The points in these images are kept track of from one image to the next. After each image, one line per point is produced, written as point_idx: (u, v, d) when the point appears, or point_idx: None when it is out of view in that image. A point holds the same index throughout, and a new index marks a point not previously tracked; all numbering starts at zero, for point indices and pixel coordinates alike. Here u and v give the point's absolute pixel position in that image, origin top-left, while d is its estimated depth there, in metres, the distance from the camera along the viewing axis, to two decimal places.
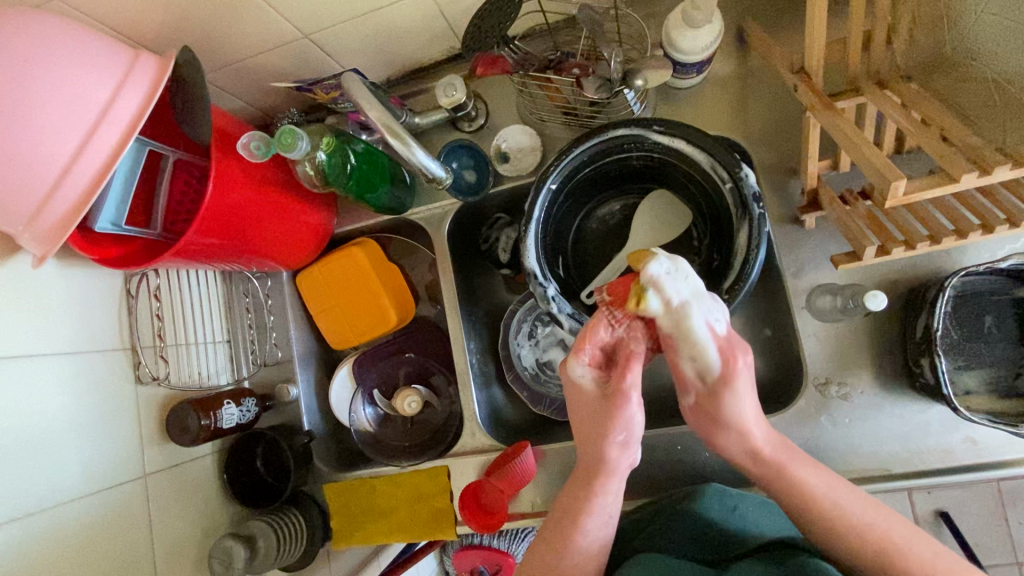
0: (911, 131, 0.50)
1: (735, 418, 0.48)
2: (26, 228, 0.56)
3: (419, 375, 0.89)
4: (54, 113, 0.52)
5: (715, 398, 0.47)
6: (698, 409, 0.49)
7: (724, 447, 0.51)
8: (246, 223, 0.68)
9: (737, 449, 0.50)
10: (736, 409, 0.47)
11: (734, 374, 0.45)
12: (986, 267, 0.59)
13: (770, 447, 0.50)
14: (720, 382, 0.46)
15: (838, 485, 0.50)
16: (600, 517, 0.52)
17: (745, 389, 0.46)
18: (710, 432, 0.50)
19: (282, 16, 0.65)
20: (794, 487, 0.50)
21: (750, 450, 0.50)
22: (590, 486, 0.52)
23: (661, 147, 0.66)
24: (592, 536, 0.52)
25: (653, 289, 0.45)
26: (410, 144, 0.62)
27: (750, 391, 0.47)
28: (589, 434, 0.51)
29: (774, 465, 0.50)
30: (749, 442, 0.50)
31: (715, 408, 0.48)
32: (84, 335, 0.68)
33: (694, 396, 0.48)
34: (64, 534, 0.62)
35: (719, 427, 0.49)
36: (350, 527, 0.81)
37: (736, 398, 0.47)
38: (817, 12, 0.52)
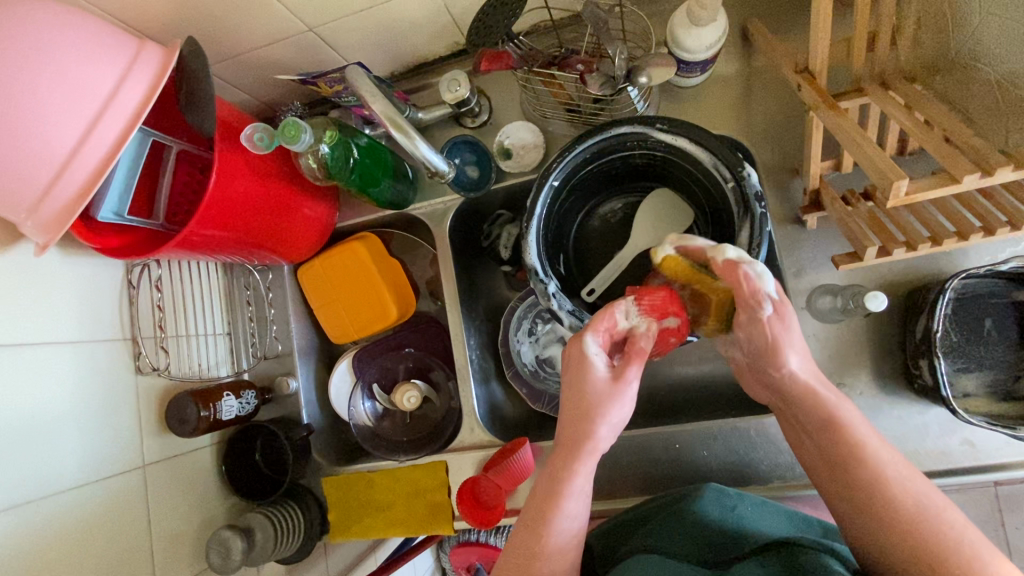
0: (914, 132, 0.50)
1: (773, 340, 0.51)
2: (28, 216, 0.56)
3: (419, 369, 0.89)
4: (59, 101, 0.53)
5: (755, 316, 0.51)
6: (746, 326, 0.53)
7: (777, 373, 0.51)
8: (250, 215, 0.68)
9: (783, 378, 0.51)
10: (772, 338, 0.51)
11: (781, 310, 0.51)
12: (986, 269, 0.59)
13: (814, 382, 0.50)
14: (751, 318, 0.52)
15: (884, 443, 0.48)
16: (574, 505, 0.51)
17: (785, 319, 0.51)
18: (759, 347, 0.51)
19: (287, 9, 0.66)
20: (835, 429, 0.49)
21: (790, 377, 0.51)
22: (568, 463, 0.51)
23: (664, 145, 0.66)
24: (571, 520, 0.51)
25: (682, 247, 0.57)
26: (414, 138, 0.63)
27: (789, 326, 0.51)
28: (581, 411, 0.52)
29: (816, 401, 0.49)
30: (789, 369, 0.51)
31: (758, 332, 0.51)
32: (85, 324, 0.68)
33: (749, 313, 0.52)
34: (63, 522, 0.62)
35: (758, 349, 0.51)
36: (348, 521, 0.81)
37: (775, 324, 0.51)
38: (822, 11, 0.52)
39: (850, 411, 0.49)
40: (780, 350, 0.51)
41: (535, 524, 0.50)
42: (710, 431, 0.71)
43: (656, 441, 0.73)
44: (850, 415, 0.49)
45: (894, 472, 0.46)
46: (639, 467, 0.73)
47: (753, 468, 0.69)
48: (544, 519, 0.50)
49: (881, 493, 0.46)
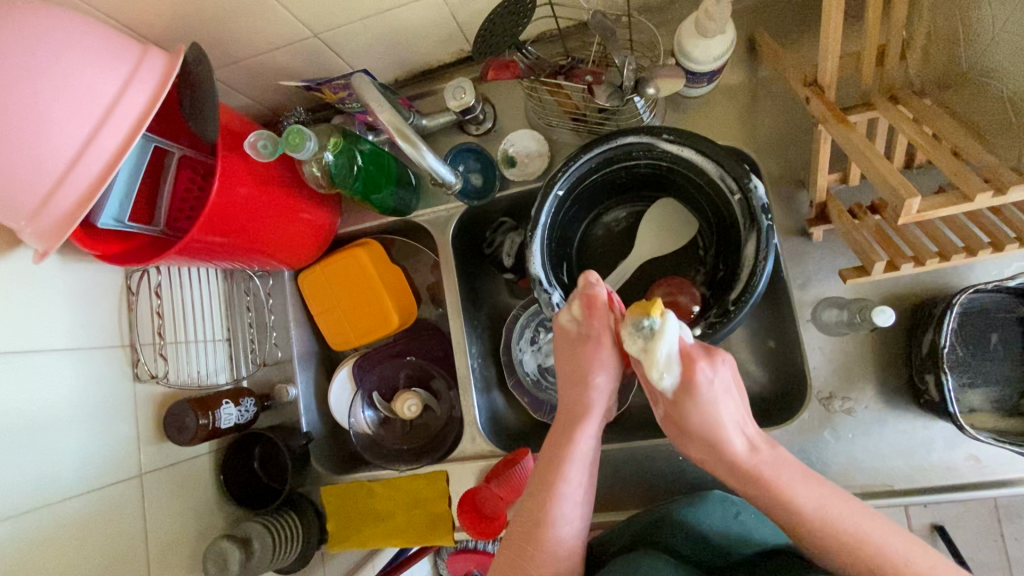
0: (925, 147, 0.50)
1: (704, 426, 0.50)
2: (28, 222, 0.55)
3: (419, 378, 0.87)
4: (62, 107, 0.52)
5: (680, 404, 0.49)
6: (668, 421, 0.53)
7: (706, 460, 0.53)
8: (251, 222, 0.67)
9: (719, 464, 0.51)
10: (702, 418, 0.49)
11: (695, 386, 0.48)
12: (994, 285, 0.59)
13: (751, 457, 0.50)
14: (683, 390, 0.49)
15: (833, 496, 0.50)
16: (570, 498, 0.54)
17: (718, 396, 0.49)
18: (680, 440, 0.54)
19: (292, 15, 0.65)
20: (775, 492, 0.50)
21: (729, 461, 0.51)
22: (569, 430, 0.56)
23: (670, 156, 0.66)
24: (577, 486, 0.55)
25: (650, 342, 0.48)
26: (419, 147, 0.62)
27: (727, 395, 0.50)
28: (575, 378, 0.56)
29: (751, 474, 0.50)
30: (725, 451, 0.50)
31: (682, 420, 0.51)
32: (84, 331, 0.68)
33: (663, 406, 0.52)
34: (61, 532, 0.61)
35: (687, 436, 0.52)
36: (347, 530, 0.80)
37: (710, 406, 0.49)
38: (833, 25, 0.51)
39: (789, 472, 0.50)
40: (704, 440, 0.51)
41: (542, 503, 0.54)
42: None
43: (659, 453, 0.72)
44: (789, 482, 0.49)
45: (849, 519, 0.49)
46: (642, 478, 0.73)
47: None
48: (547, 500, 0.54)
49: (844, 549, 0.48)
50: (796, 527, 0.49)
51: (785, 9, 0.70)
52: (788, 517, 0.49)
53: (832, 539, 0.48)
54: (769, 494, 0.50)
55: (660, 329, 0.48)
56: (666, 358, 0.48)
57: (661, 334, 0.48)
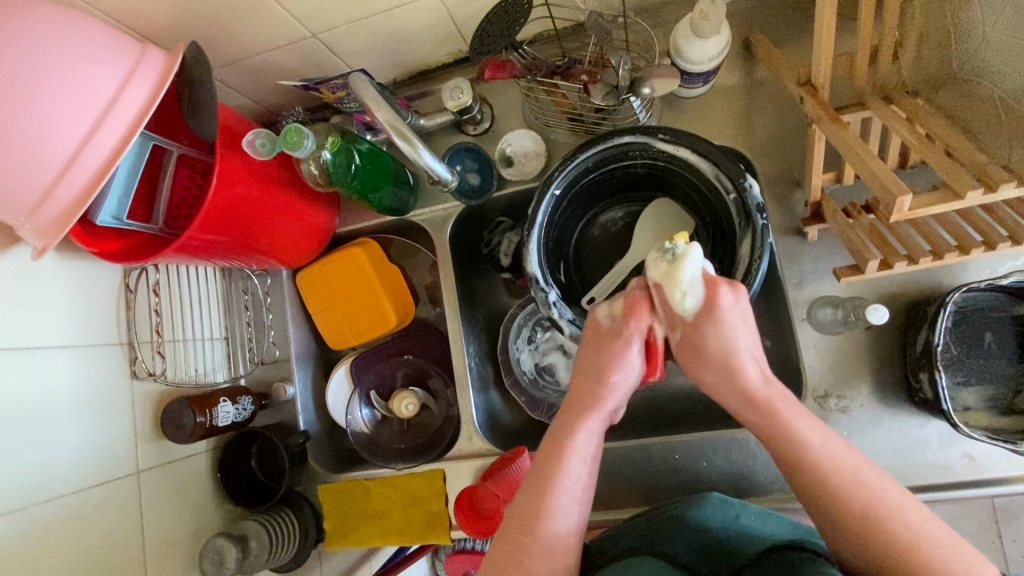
0: (918, 146, 0.50)
1: (722, 350, 0.49)
2: (26, 219, 0.55)
3: (417, 377, 0.88)
4: (61, 105, 0.52)
5: (700, 324, 0.49)
6: (683, 345, 0.52)
7: (719, 392, 0.52)
8: (249, 221, 0.68)
9: (729, 392, 0.51)
10: (721, 340, 0.49)
11: (717, 309, 0.49)
12: (987, 283, 0.59)
13: (761, 386, 0.50)
14: (704, 313, 0.49)
15: (835, 440, 0.49)
16: (568, 498, 0.52)
17: (733, 321, 0.49)
18: (693, 367, 0.52)
19: (291, 15, 0.66)
20: (786, 429, 0.49)
21: (740, 391, 0.50)
22: (572, 423, 0.53)
23: (665, 156, 0.66)
24: (575, 479, 0.52)
25: (672, 272, 0.48)
26: (417, 146, 0.62)
27: (741, 325, 0.50)
28: (588, 368, 0.53)
29: (766, 409, 0.49)
30: (741, 379, 0.50)
31: (699, 339, 0.50)
32: (82, 328, 0.68)
33: (680, 332, 0.51)
34: (57, 528, 0.61)
35: (703, 360, 0.51)
36: (343, 529, 0.80)
37: (727, 330, 0.49)
38: (826, 25, 0.52)
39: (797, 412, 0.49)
40: (720, 364, 0.50)
41: (540, 492, 0.52)
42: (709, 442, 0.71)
43: (655, 452, 0.73)
44: (796, 418, 0.49)
45: (851, 467, 0.47)
46: (638, 477, 0.73)
47: (753, 480, 0.69)
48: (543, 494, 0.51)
49: (841, 493, 0.47)
50: (801, 458, 0.48)
51: (780, 10, 0.71)
52: (796, 451, 0.48)
53: (823, 472, 0.47)
54: (778, 428, 0.49)
55: (684, 251, 0.48)
56: (694, 272, 0.48)
57: (685, 256, 0.47)
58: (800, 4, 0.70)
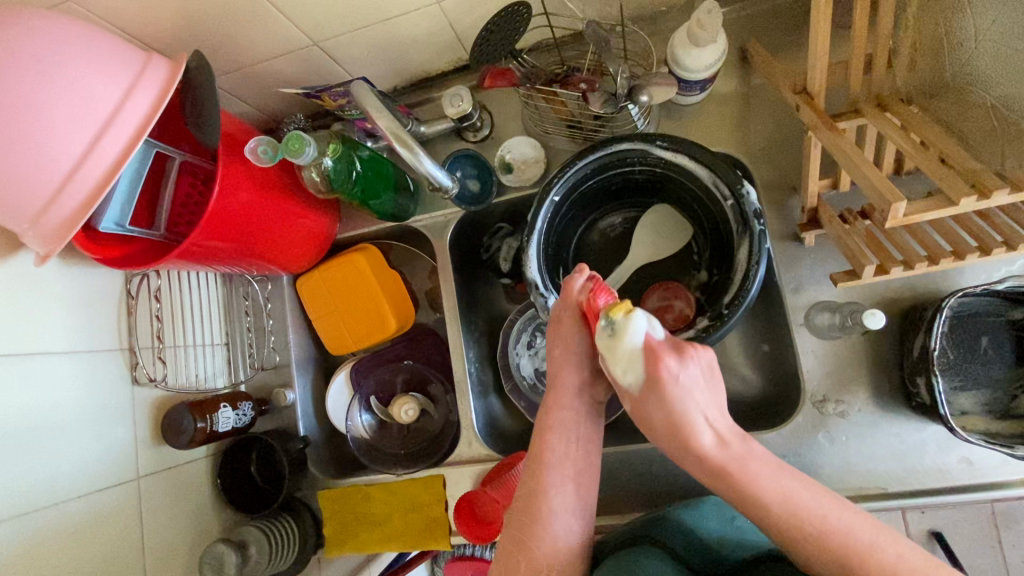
0: (911, 153, 0.51)
1: (676, 415, 0.50)
2: (30, 226, 0.56)
3: (416, 383, 0.88)
4: (66, 113, 0.53)
5: (647, 398, 0.51)
6: (636, 416, 0.54)
7: (680, 457, 0.52)
8: (250, 227, 0.68)
9: (700, 470, 0.51)
10: (664, 410, 0.50)
11: (660, 380, 0.50)
12: (983, 288, 0.59)
13: (722, 452, 0.50)
14: (647, 384, 0.51)
15: (798, 487, 0.48)
16: (558, 477, 0.55)
17: (685, 392, 0.50)
18: (647, 428, 0.53)
19: (293, 23, 0.66)
20: (745, 486, 0.49)
21: (702, 460, 0.50)
22: (548, 402, 0.58)
23: (664, 162, 0.67)
24: (560, 455, 0.56)
25: (616, 334, 0.51)
26: (418, 153, 0.63)
27: (700, 388, 0.50)
28: (567, 352, 0.57)
29: (719, 469, 0.50)
30: (696, 448, 0.50)
31: (645, 411, 0.52)
32: (83, 334, 0.68)
33: (631, 401, 0.53)
34: (58, 534, 0.61)
35: (653, 432, 0.53)
36: (344, 534, 0.81)
37: (681, 394, 0.50)
38: (821, 34, 0.53)
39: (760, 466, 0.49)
40: (672, 435, 0.51)
41: (534, 472, 0.56)
42: None
43: (654, 457, 0.73)
44: (756, 476, 0.49)
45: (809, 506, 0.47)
46: (638, 482, 0.73)
47: None
48: (536, 480, 0.55)
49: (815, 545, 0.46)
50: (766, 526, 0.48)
51: (775, 18, 0.71)
52: (762, 516, 0.48)
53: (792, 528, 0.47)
54: (733, 491, 0.50)
55: (620, 325, 0.50)
56: (633, 341, 0.50)
57: (624, 329, 0.50)
58: (794, 13, 0.71)
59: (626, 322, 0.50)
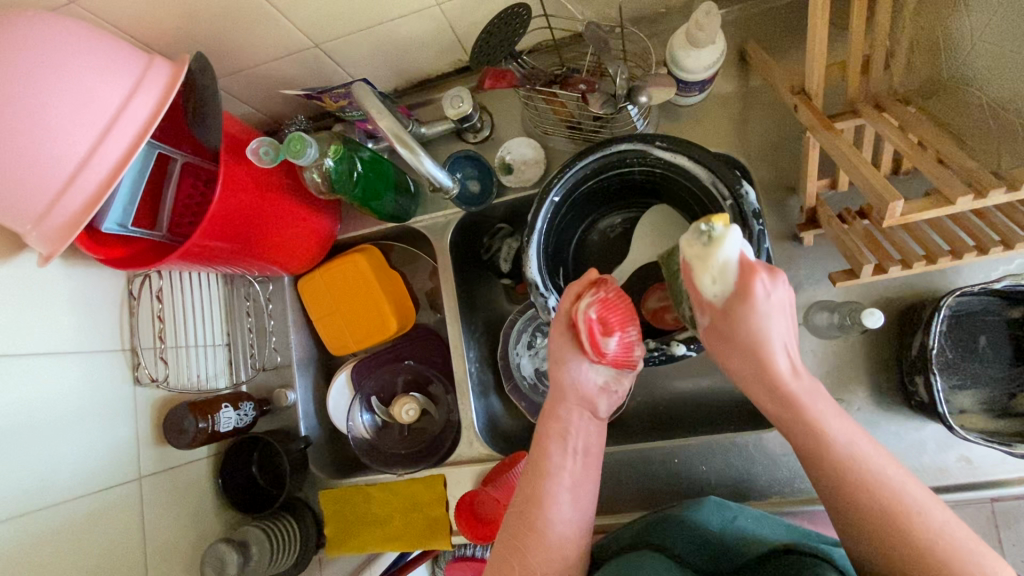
0: (909, 153, 0.51)
1: (754, 338, 0.48)
2: (33, 226, 0.56)
3: (416, 383, 0.88)
4: (69, 115, 0.53)
5: (732, 310, 0.47)
6: (711, 329, 0.51)
7: (743, 377, 0.52)
8: (252, 227, 0.68)
9: (762, 394, 0.51)
10: (748, 331, 0.48)
11: (753, 297, 0.46)
12: (980, 287, 0.60)
13: (796, 382, 0.49)
14: (736, 296, 0.47)
15: (862, 437, 0.49)
16: (555, 486, 0.56)
17: (770, 311, 0.47)
18: (721, 352, 0.52)
19: (294, 25, 0.67)
20: (807, 418, 0.49)
21: (767, 383, 0.50)
22: (551, 414, 0.58)
23: (663, 163, 0.67)
24: (561, 470, 0.56)
25: (710, 250, 0.46)
26: (418, 153, 0.63)
27: (783, 314, 0.48)
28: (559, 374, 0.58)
29: (789, 398, 0.50)
30: (770, 369, 0.49)
31: (734, 323, 0.48)
32: (85, 335, 0.68)
33: (708, 314, 0.50)
34: (60, 533, 0.62)
35: (731, 348, 0.50)
36: (344, 535, 0.81)
37: (763, 319, 0.47)
38: (818, 35, 0.53)
39: (836, 416, 0.50)
40: (748, 354, 0.49)
41: (533, 482, 0.56)
42: (708, 445, 0.71)
43: (654, 456, 0.73)
44: (822, 414, 0.49)
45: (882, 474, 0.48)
46: (638, 482, 0.74)
47: (752, 483, 0.70)
48: (535, 491, 0.55)
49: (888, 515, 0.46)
50: (822, 468, 0.49)
51: (773, 19, 0.72)
52: (820, 450, 0.49)
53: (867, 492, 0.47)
54: (800, 421, 0.50)
55: (722, 233, 0.46)
56: (730, 257, 0.46)
57: (722, 238, 0.45)
58: (793, 15, 0.71)
59: (723, 242, 0.46)
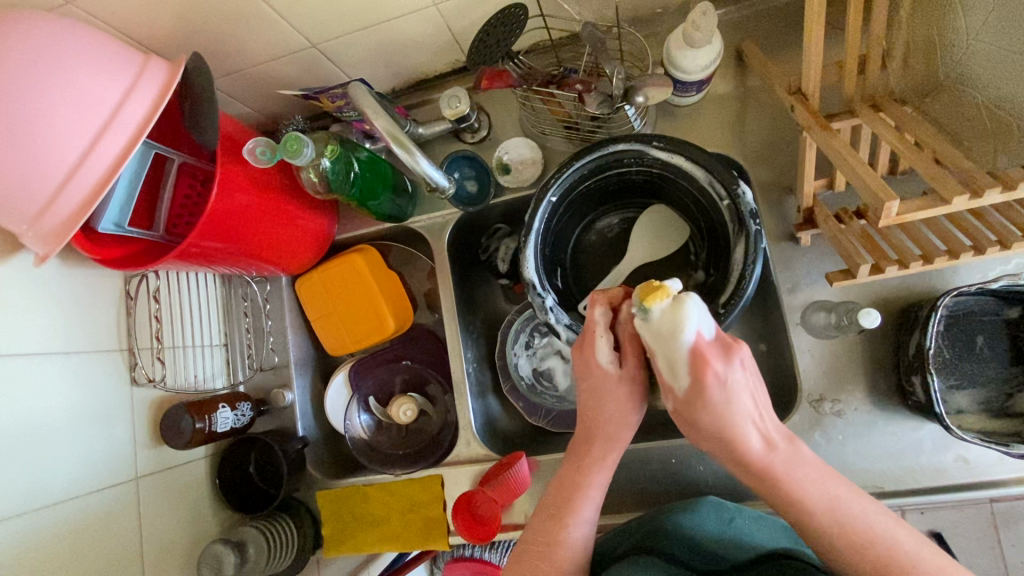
0: (905, 153, 0.51)
1: (719, 423, 0.48)
2: (30, 226, 0.56)
3: (414, 383, 0.89)
4: (65, 115, 0.53)
5: (693, 399, 0.47)
6: (678, 413, 0.51)
7: (721, 457, 0.51)
8: (249, 227, 0.68)
9: (737, 465, 0.50)
10: (713, 417, 0.47)
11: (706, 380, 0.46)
12: (977, 287, 0.59)
13: (769, 457, 0.48)
14: (693, 385, 0.47)
15: (847, 496, 0.48)
16: (583, 522, 0.56)
17: (731, 396, 0.46)
18: (691, 433, 0.52)
19: (291, 25, 0.67)
20: (792, 493, 0.48)
21: (746, 463, 0.49)
22: (585, 456, 0.57)
23: (660, 163, 0.67)
24: (588, 511, 0.56)
25: (671, 336, 0.46)
26: (415, 153, 0.63)
27: (743, 388, 0.47)
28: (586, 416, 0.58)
29: (772, 478, 0.49)
30: (742, 450, 0.48)
31: (693, 413, 0.48)
32: (82, 335, 0.68)
33: (683, 393, 0.48)
34: (56, 534, 0.62)
35: (696, 429, 0.50)
36: (342, 535, 0.81)
37: (725, 400, 0.47)
38: (814, 35, 0.53)
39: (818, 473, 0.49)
40: (717, 437, 0.49)
41: (557, 522, 0.56)
42: (706, 445, 0.71)
43: (651, 456, 0.73)
44: (803, 482, 0.48)
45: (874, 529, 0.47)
46: (636, 482, 0.73)
47: (749, 484, 0.70)
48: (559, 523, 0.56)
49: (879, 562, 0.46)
50: (806, 525, 0.48)
51: (770, 19, 0.72)
52: (803, 515, 0.48)
53: (854, 544, 0.47)
54: (780, 493, 0.49)
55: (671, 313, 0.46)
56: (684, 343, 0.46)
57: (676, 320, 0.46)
58: (789, 15, 0.71)
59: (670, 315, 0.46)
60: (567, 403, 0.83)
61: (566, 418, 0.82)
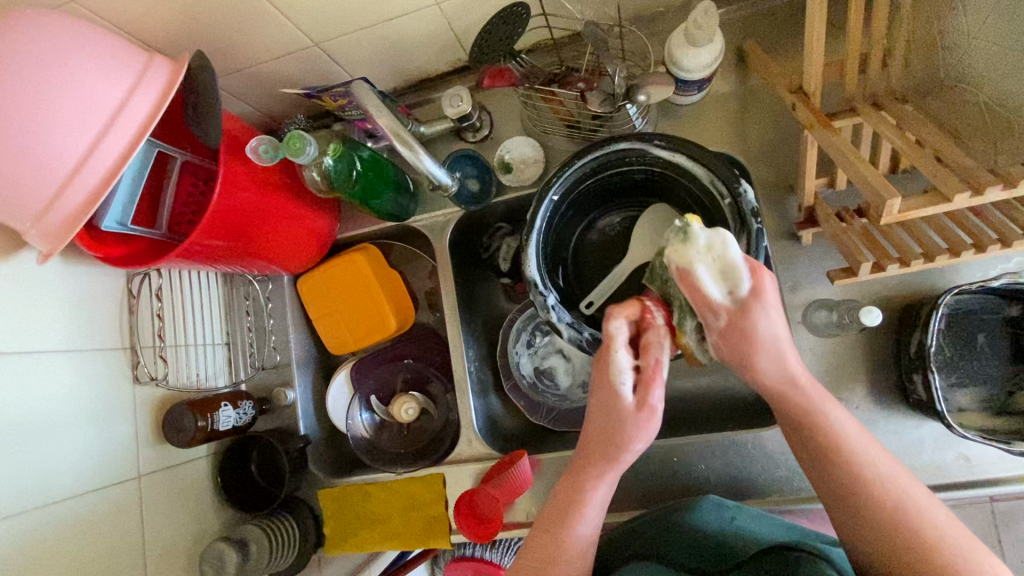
0: (906, 151, 0.51)
1: (765, 335, 0.46)
2: (32, 224, 0.56)
3: (416, 382, 0.89)
4: (69, 112, 0.54)
5: (746, 313, 0.45)
6: (721, 336, 0.47)
7: (757, 377, 0.48)
8: (251, 226, 0.68)
9: (775, 378, 0.47)
10: (769, 322, 0.45)
11: (761, 290, 0.45)
12: (978, 285, 0.59)
13: (807, 383, 0.48)
14: (749, 298, 0.45)
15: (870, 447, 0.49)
16: (582, 540, 0.54)
17: (774, 306, 0.45)
18: (731, 352, 0.47)
19: (294, 24, 0.67)
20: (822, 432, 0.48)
21: (785, 375, 0.47)
22: (591, 472, 0.53)
23: (662, 161, 0.67)
24: (587, 526, 0.54)
25: (719, 249, 0.45)
26: (417, 151, 0.63)
27: (778, 309, 0.46)
28: (605, 437, 0.51)
29: (807, 405, 0.48)
30: (785, 366, 0.47)
31: (745, 324, 0.45)
32: (84, 333, 0.69)
33: (723, 316, 0.46)
34: (57, 532, 0.62)
35: (748, 344, 0.46)
36: (344, 534, 0.81)
37: (767, 317, 0.45)
38: (816, 34, 0.53)
39: (833, 406, 0.49)
40: (760, 354, 0.46)
41: (555, 538, 0.54)
42: (707, 443, 0.71)
43: (653, 454, 0.73)
44: (832, 420, 0.48)
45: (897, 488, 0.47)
46: (637, 481, 0.73)
47: (751, 482, 0.70)
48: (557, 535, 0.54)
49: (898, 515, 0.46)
50: (839, 473, 0.48)
51: (772, 18, 0.72)
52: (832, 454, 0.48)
53: (874, 492, 0.47)
54: (818, 430, 0.48)
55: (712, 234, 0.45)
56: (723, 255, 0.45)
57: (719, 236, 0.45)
58: (791, 15, 0.72)
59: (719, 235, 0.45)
60: (569, 402, 0.83)
61: (568, 417, 0.82)
